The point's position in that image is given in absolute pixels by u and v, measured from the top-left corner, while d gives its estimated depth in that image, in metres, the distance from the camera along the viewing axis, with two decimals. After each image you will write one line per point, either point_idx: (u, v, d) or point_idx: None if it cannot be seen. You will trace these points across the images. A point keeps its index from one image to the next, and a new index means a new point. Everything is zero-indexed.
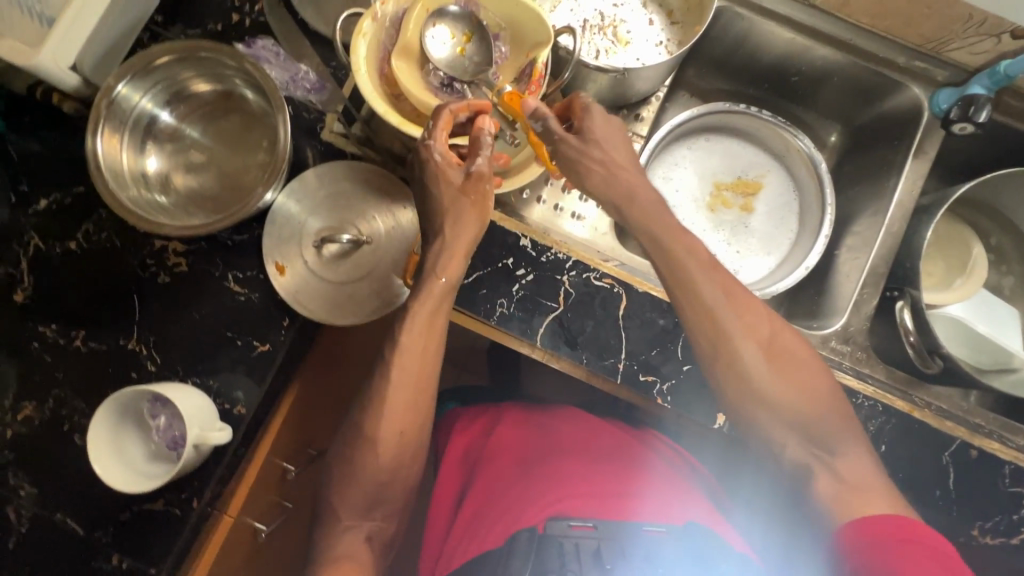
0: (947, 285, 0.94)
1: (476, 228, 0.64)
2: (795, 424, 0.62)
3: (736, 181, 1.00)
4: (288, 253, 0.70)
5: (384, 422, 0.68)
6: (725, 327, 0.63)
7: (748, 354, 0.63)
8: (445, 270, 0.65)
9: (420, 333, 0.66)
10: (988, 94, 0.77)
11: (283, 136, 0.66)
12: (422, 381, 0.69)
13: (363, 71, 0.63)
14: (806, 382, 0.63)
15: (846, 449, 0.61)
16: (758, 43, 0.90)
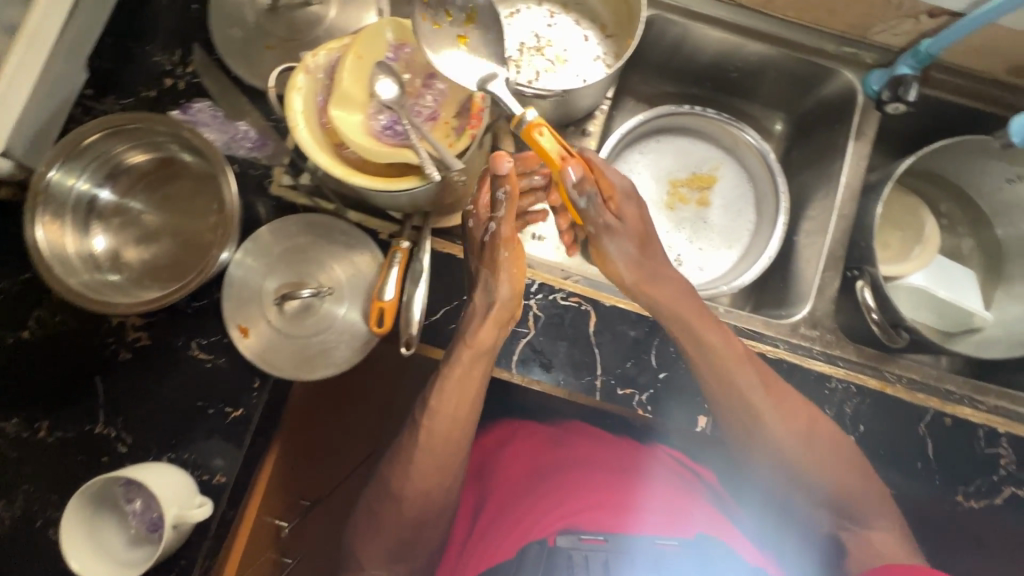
0: (905, 255, 0.97)
1: (499, 291, 0.67)
2: (829, 493, 0.71)
3: (693, 179, 1.01)
4: (250, 314, 0.69)
5: (413, 480, 0.71)
6: (765, 407, 0.70)
7: (790, 437, 0.70)
8: (478, 337, 0.67)
9: (453, 391, 0.70)
10: (915, 73, 0.80)
11: (231, 197, 0.65)
12: (453, 439, 0.71)
13: (301, 125, 0.62)
14: (843, 460, 0.70)
15: (878, 521, 0.70)
16: (694, 45, 0.92)
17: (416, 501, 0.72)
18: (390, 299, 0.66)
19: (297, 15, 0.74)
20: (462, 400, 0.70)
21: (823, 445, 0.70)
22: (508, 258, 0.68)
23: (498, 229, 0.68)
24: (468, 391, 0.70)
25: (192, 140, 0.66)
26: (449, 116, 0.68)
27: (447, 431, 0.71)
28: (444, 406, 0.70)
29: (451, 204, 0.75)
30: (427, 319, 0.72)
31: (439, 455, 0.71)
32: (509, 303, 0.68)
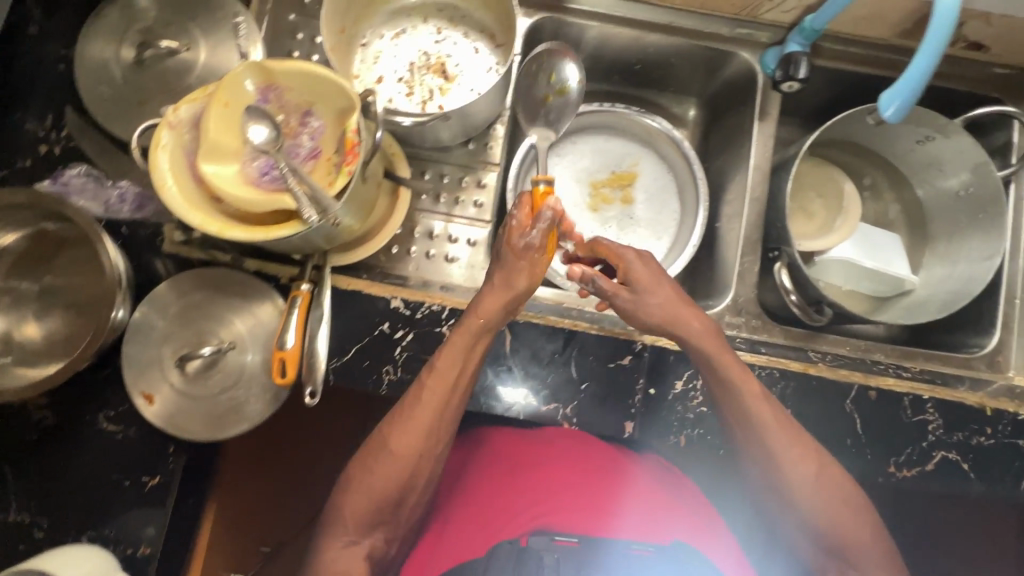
0: (830, 227, 0.97)
1: (526, 281, 0.68)
2: (833, 545, 0.67)
3: (612, 178, 1.00)
4: (152, 380, 0.67)
5: (399, 436, 0.67)
6: (784, 448, 0.67)
7: (808, 485, 0.66)
8: (484, 311, 0.67)
9: (456, 353, 0.66)
10: (805, 50, 0.80)
11: (111, 260, 0.65)
12: (445, 412, 0.68)
13: (170, 184, 0.60)
14: (848, 516, 0.66)
15: (875, 570, 0.66)
16: (591, 43, 0.91)
17: (374, 494, 0.67)
18: (290, 348, 0.64)
19: (166, 65, 0.71)
20: (440, 399, 0.67)
21: (828, 500, 0.66)
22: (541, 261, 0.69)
23: (535, 236, 0.67)
24: (444, 385, 0.67)
25: (50, 204, 0.64)
26: (330, 152, 0.66)
27: (423, 421, 0.67)
28: (427, 400, 0.66)
29: (353, 238, 0.74)
30: (339, 361, 0.71)
31: (417, 440, 0.67)
32: (522, 295, 0.69)
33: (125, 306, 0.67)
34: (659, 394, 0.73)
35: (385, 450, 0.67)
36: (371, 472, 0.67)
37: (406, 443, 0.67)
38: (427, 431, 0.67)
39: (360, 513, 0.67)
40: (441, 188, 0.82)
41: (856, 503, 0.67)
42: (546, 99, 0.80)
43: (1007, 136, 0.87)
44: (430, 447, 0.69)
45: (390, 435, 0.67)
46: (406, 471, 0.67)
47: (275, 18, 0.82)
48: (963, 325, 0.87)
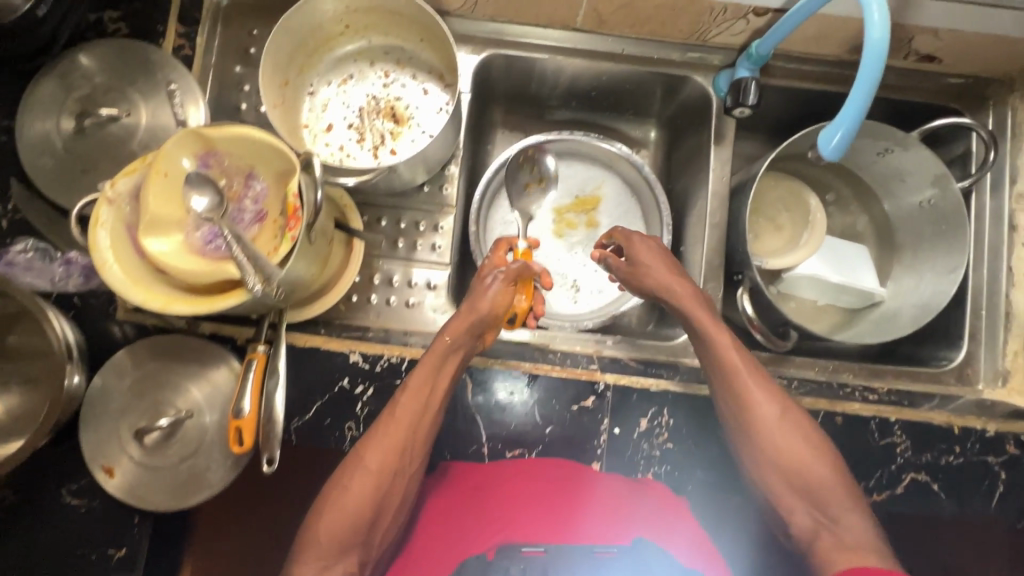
0: (796, 241, 0.95)
1: (488, 300, 0.69)
2: (798, 488, 0.64)
3: (574, 203, 0.99)
4: (112, 452, 0.66)
5: (373, 445, 0.64)
6: (747, 389, 0.67)
7: (770, 421, 0.66)
8: (452, 329, 0.68)
9: (431, 364, 0.67)
10: (754, 75, 0.79)
11: (59, 331, 0.65)
12: (422, 425, 0.66)
13: (112, 262, 0.59)
14: (807, 453, 0.64)
15: (845, 515, 0.61)
16: (544, 74, 0.90)
17: (344, 516, 0.61)
18: (246, 415, 0.64)
19: (108, 132, 0.70)
20: (415, 416, 0.66)
21: (787, 437, 0.65)
22: (502, 296, 0.69)
23: (495, 282, 0.70)
24: (418, 400, 0.66)
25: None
26: (276, 213, 0.66)
27: (399, 429, 0.65)
28: (403, 408, 0.65)
29: (307, 294, 0.73)
30: (300, 420, 0.71)
31: (391, 452, 0.64)
32: (487, 318, 0.69)
33: (81, 372, 0.68)
34: (624, 433, 0.73)
35: (358, 466, 0.63)
36: (342, 491, 0.63)
37: (379, 458, 0.64)
38: (401, 442, 0.65)
39: (331, 541, 0.61)
40: (398, 235, 0.82)
41: (821, 448, 0.65)
42: (527, 190, 0.93)
43: (966, 145, 0.86)
44: (407, 463, 0.66)
45: (364, 449, 0.65)
46: (377, 487, 0.63)
47: (220, 71, 0.81)
48: (931, 338, 0.87)
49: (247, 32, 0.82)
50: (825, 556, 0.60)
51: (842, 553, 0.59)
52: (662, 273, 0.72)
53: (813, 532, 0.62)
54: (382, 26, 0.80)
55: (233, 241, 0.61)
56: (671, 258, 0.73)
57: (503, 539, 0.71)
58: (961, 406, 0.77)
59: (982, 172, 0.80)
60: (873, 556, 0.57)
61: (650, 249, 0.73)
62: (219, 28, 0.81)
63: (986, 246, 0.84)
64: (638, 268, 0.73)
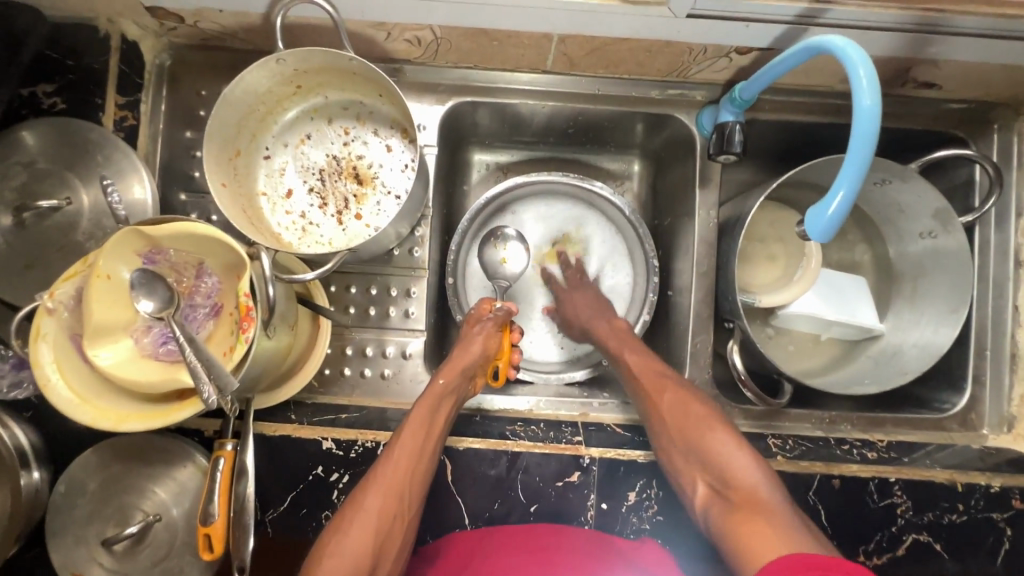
0: (789, 275, 0.87)
1: (477, 344, 0.75)
2: (694, 457, 0.63)
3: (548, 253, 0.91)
4: (81, 560, 0.64)
5: (374, 485, 0.64)
6: (646, 381, 0.72)
7: (666, 401, 0.69)
8: (446, 371, 0.73)
9: (427, 403, 0.69)
10: (738, 119, 0.73)
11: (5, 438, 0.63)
12: (420, 466, 0.66)
13: (56, 380, 0.56)
14: (696, 421, 0.65)
15: (734, 467, 0.60)
16: (517, 116, 0.85)
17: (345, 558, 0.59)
18: (216, 520, 0.61)
19: (49, 223, 0.66)
20: (413, 456, 0.65)
21: (676, 411, 0.67)
22: (494, 334, 0.78)
23: (490, 322, 0.78)
24: (418, 438, 0.67)
25: None
26: (231, 306, 0.62)
27: (399, 469, 0.64)
28: (403, 446, 0.66)
29: (274, 379, 0.70)
30: (274, 513, 0.68)
31: (390, 492, 0.63)
32: (477, 360, 0.75)
33: (41, 469, 0.66)
34: (612, 508, 0.70)
35: (359, 509, 0.62)
36: (343, 534, 0.60)
37: (380, 501, 0.63)
38: (400, 489, 0.64)
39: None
40: (368, 303, 0.79)
41: (710, 422, 0.65)
42: (501, 261, 0.87)
43: (969, 174, 0.81)
44: (406, 507, 0.64)
45: (363, 492, 0.64)
46: (377, 532, 0.61)
47: (169, 138, 0.76)
48: (934, 378, 0.83)
49: (194, 93, 0.76)
50: (720, 520, 0.58)
51: (740, 515, 0.56)
52: (598, 320, 0.82)
53: (711, 501, 0.61)
54: (337, 83, 0.74)
55: (186, 343, 0.58)
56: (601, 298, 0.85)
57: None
58: (962, 456, 0.75)
59: (985, 208, 0.75)
60: (766, 507, 0.55)
61: (586, 292, 0.86)
62: (164, 92, 0.76)
63: (990, 282, 0.80)
64: (571, 307, 0.85)
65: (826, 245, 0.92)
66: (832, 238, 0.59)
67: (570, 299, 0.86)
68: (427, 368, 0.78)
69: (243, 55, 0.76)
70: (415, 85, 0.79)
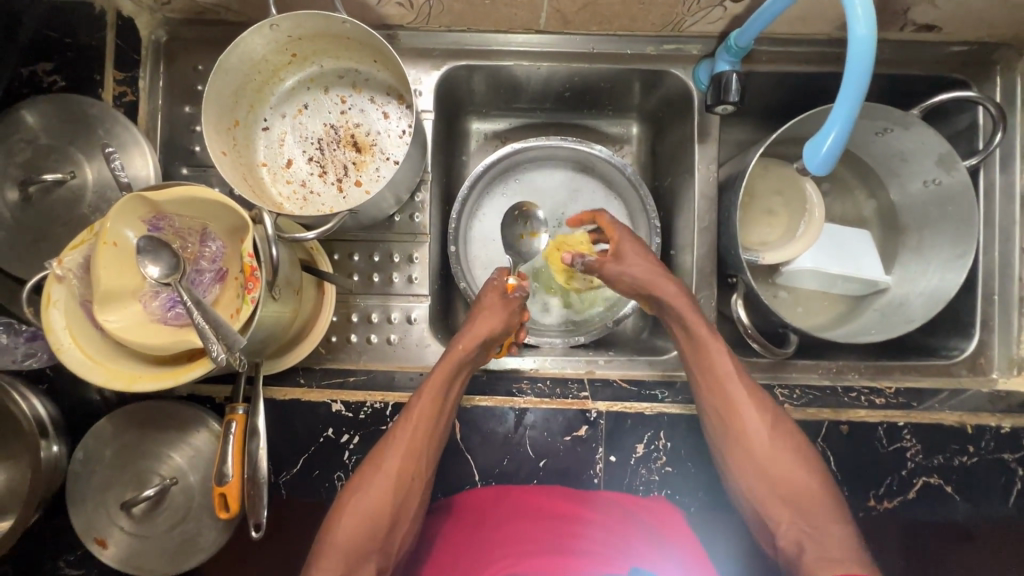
0: (792, 233, 0.86)
1: (496, 317, 0.73)
2: (780, 497, 0.65)
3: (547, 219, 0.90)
4: (102, 524, 0.66)
5: (391, 447, 0.65)
6: (737, 404, 0.68)
7: (765, 436, 0.66)
8: (467, 338, 0.71)
9: (442, 374, 0.68)
10: (734, 69, 0.73)
11: (25, 408, 0.64)
12: (435, 428, 0.66)
13: (69, 344, 0.57)
14: (790, 462, 0.66)
15: (828, 523, 0.63)
16: (512, 81, 0.85)
17: (364, 517, 0.63)
18: (231, 480, 0.62)
19: (54, 197, 0.67)
20: (430, 418, 0.66)
21: (772, 446, 0.66)
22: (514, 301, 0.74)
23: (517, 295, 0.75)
24: (434, 402, 0.67)
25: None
26: (237, 270, 0.63)
27: (420, 430, 0.65)
28: (422, 406, 0.66)
29: (280, 345, 0.71)
30: (287, 476, 0.69)
31: (410, 455, 0.65)
32: (498, 332, 0.72)
33: (59, 442, 0.68)
34: (620, 461, 0.70)
35: (380, 467, 0.64)
36: (361, 494, 0.63)
37: (400, 459, 0.65)
38: (417, 452, 0.65)
39: (347, 550, 0.61)
40: (371, 270, 0.79)
41: (806, 468, 0.65)
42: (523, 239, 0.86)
43: (971, 119, 0.80)
44: (424, 466, 0.66)
45: (382, 456, 0.65)
46: (396, 491, 0.64)
47: (168, 113, 0.77)
48: (943, 326, 0.82)
49: (191, 67, 0.77)
50: (808, 563, 0.60)
51: (825, 561, 0.59)
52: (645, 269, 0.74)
53: (796, 542, 0.63)
54: (331, 50, 0.75)
55: (191, 304, 0.58)
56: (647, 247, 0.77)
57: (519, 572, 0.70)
58: (972, 400, 0.75)
59: (990, 149, 0.74)
60: (852, 559, 0.59)
61: (633, 241, 0.75)
62: (161, 67, 0.76)
63: (996, 226, 0.79)
64: (625, 260, 0.74)
65: (830, 199, 0.91)
66: (832, 167, 0.61)
67: (627, 270, 0.74)
68: (432, 332, 0.79)
69: (236, 27, 0.77)
70: (409, 52, 0.79)
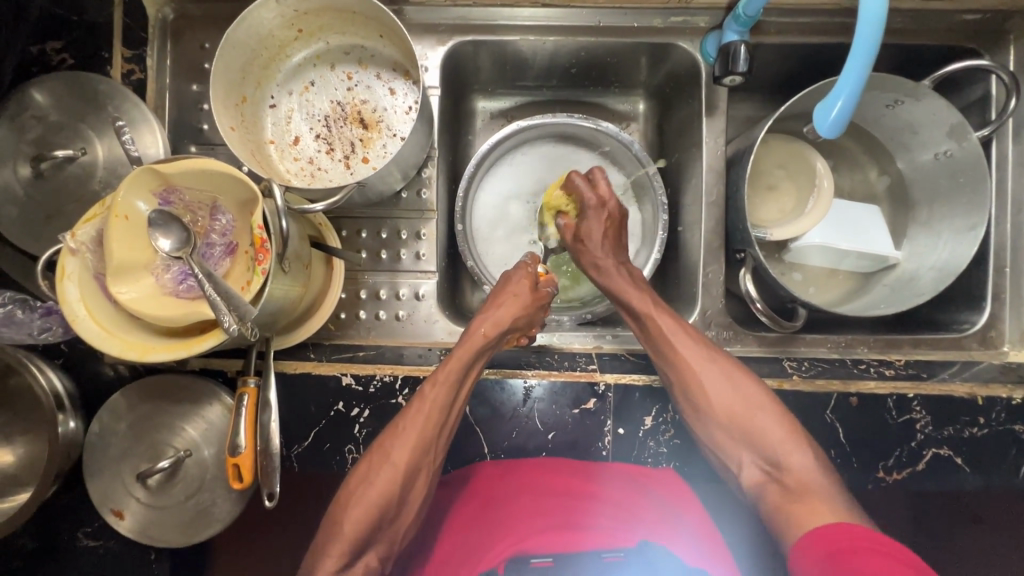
0: (802, 210, 0.85)
1: (521, 305, 0.70)
2: (743, 440, 0.62)
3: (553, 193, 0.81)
4: (118, 496, 0.67)
5: (400, 439, 0.62)
6: (684, 360, 0.66)
7: (709, 386, 0.64)
8: (489, 325, 0.68)
9: (456, 359, 0.66)
10: (743, 39, 0.72)
11: (43, 382, 0.65)
12: (442, 419, 0.64)
13: (83, 315, 0.58)
14: (746, 404, 0.63)
15: (791, 460, 0.60)
16: (518, 57, 0.84)
17: (373, 506, 0.58)
18: (243, 451, 0.63)
19: (66, 174, 0.68)
20: (442, 408, 0.64)
21: (720, 394, 0.64)
22: (542, 294, 0.73)
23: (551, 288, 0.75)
24: (449, 390, 0.64)
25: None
26: (246, 244, 0.64)
27: (432, 417, 0.63)
28: (436, 393, 0.64)
29: (290, 321, 0.71)
30: (298, 449, 0.70)
31: (420, 443, 0.62)
32: (518, 321, 0.70)
33: (76, 418, 0.69)
34: (629, 433, 0.71)
35: (387, 459, 0.61)
36: (367, 484, 0.59)
37: (410, 452, 0.61)
38: (428, 439, 0.62)
39: (354, 539, 0.57)
40: (379, 247, 0.80)
41: (765, 411, 0.63)
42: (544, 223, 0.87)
43: (985, 89, 0.79)
44: (429, 457, 0.63)
45: (390, 445, 0.62)
46: (404, 482, 0.60)
47: (176, 92, 0.77)
48: (953, 300, 0.82)
49: (197, 45, 0.77)
50: (775, 502, 0.59)
51: (789, 498, 0.58)
52: (610, 264, 0.73)
53: (761, 484, 0.61)
54: (338, 26, 0.75)
55: (202, 277, 0.59)
56: (619, 220, 0.75)
57: (531, 549, 0.64)
58: (983, 372, 0.74)
59: (1003, 118, 0.73)
60: (818, 495, 0.57)
61: (600, 224, 0.74)
62: (168, 45, 0.76)
63: (1008, 198, 0.78)
64: (587, 244, 0.74)
65: (838, 174, 0.90)
66: (838, 134, 0.62)
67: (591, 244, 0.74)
68: (439, 308, 0.79)
69: (241, 5, 0.77)
70: (415, 28, 0.79)
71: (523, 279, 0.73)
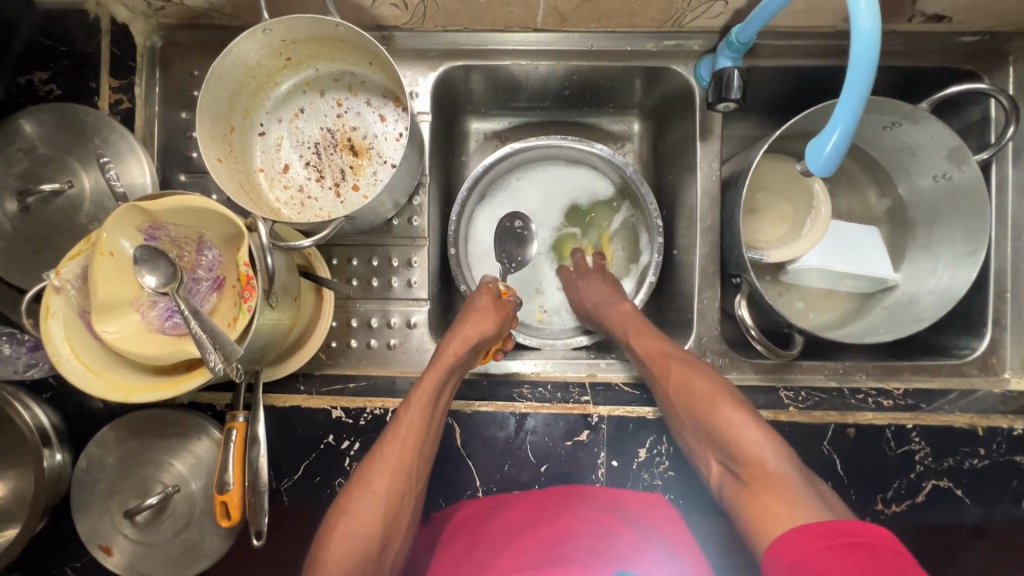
0: (799, 232, 0.83)
1: (491, 323, 0.71)
2: (707, 435, 0.62)
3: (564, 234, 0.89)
4: (107, 532, 0.66)
5: (379, 467, 0.61)
6: (659, 367, 0.68)
7: (677, 387, 0.66)
8: (457, 342, 0.68)
9: (427, 383, 0.65)
10: (736, 65, 0.71)
11: (28, 419, 0.64)
12: (422, 447, 0.63)
13: (68, 355, 0.57)
14: (704, 398, 0.63)
15: (746, 447, 0.58)
16: (510, 80, 0.83)
17: (354, 540, 0.58)
18: (232, 489, 0.62)
19: (53, 207, 0.67)
20: (420, 432, 0.63)
21: (684, 391, 0.65)
22: (508, 307, 0.74)
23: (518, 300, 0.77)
24: (426, 410, 0.64)
25: None
26: (234, 278, 0.63)
27: (410, 440, 0.63)
28: (413, 415, 0.63)
29: (280, 352, 0.71)
30: (288, 482, 0.69)
31: (398, 470, 0.62)
32: (488, 338, 0.70)
33: (63, 451, 0.68)
34: (623, 465, 0.70)
35: (366, 488, 0.60)
36: (350, 516, 0.59)
37: (388, 478, 0.61)
38: (408, 467, 0.62)
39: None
40: (370, 274, 0.79)
41: (727, 401, 0.62)
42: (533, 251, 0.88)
43: (983, 111, 0.78)
44: (413, 487, 0.62)
45: (370, 472, 0.62)
46: (387, 509, 0.60)
47: (166, 120, 0.77)
48: (953, 326, 0.81)
49: (187, 73, 0.76)
50: (737, 500, 0.57)
51: (748, 491, 0.56)
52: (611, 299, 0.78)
53: (726, 480, 0.60)
54: (327, 53, 0.74)
55: (182, 303, 0.58)
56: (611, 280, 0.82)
57: None
58: (982, 401, 0.73)
59: (1003, 142, 0.71)
60: (778, 482, 0.54)
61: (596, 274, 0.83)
62: (157, 74, 0.76)
63: (1009, 222, 0.77)
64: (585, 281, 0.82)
65: (836, 195, 0.89)
66: (833, 169, 0.61)
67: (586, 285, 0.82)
68: (431, 336, 0.78)
69: (230, 32, 0.76)
70: (405, 53, 0.79)
71: (489, 300, 0.73)
